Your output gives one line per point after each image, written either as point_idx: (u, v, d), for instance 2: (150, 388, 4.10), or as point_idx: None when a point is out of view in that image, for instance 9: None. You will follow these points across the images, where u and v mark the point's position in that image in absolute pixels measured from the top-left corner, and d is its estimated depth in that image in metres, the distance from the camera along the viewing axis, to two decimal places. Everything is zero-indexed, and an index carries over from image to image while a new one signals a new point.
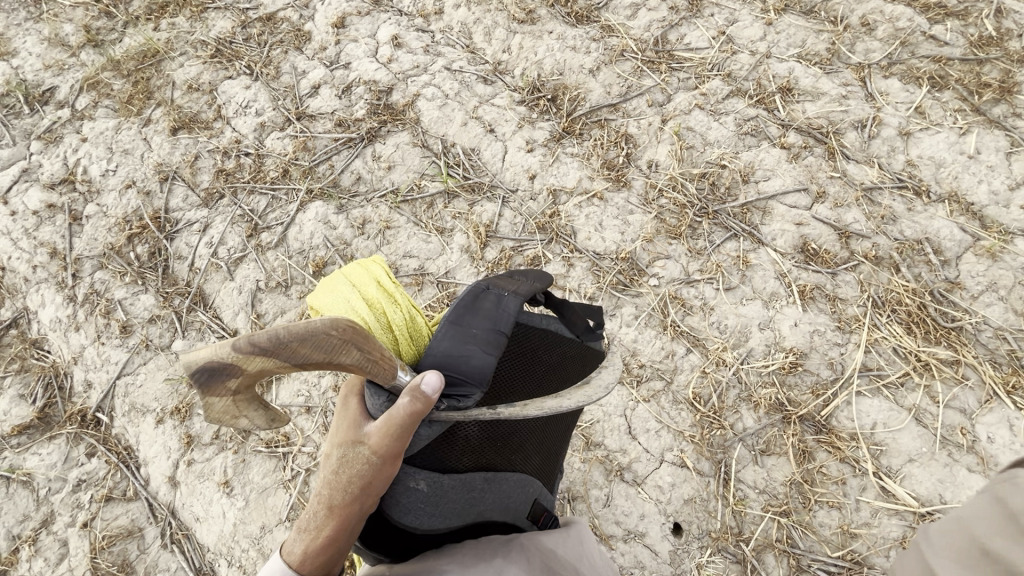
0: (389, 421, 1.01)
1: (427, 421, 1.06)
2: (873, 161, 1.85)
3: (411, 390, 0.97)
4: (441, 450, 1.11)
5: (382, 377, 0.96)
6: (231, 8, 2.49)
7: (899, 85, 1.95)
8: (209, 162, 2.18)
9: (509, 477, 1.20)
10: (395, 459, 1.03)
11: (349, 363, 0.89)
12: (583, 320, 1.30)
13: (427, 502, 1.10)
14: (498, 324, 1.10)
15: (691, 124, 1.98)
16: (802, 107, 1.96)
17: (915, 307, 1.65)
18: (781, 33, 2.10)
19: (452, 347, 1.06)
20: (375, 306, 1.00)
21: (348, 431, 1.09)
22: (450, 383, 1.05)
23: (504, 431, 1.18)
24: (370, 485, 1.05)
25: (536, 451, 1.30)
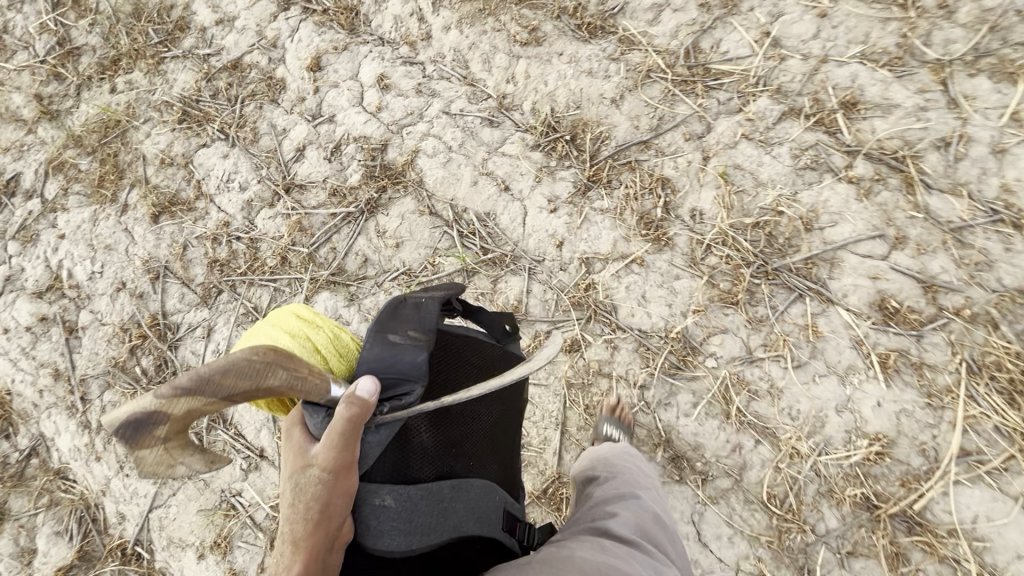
0: (332, 434, 0.97)
1: (374, 426, 1.03)
2: (961, 189, 1.57)
3: (346, 397, 0.97)
4: (399, 460, 1.10)
5: (317, 393, 0.96)
6: (191, 56, 2.20)
7: (988, 85, 1.63)
8: (199, 251, 1.98)
9: (475, 483, 1.15)
10: (348, 470, 0.99)
11: (277, 386, 0.90)
12: (501, 321, 1.37)
13: (401, 519, 1.04)
14: (424, 324, 1.14)
15: (739, 160, 1.69)
16: (869, 125, 1.66)
17: (1020, 373, 1.44)
18: (838, 27, 1.75)
19: (382, 354, 1.06)
20: (297, 334, 1.05)
21: (296, 460, 1.01)
22: (387, 386, 1.05)
23: (453, 439, 1.19)
24: (329, 505, 0.98)
25: (490, 456, 1.27)
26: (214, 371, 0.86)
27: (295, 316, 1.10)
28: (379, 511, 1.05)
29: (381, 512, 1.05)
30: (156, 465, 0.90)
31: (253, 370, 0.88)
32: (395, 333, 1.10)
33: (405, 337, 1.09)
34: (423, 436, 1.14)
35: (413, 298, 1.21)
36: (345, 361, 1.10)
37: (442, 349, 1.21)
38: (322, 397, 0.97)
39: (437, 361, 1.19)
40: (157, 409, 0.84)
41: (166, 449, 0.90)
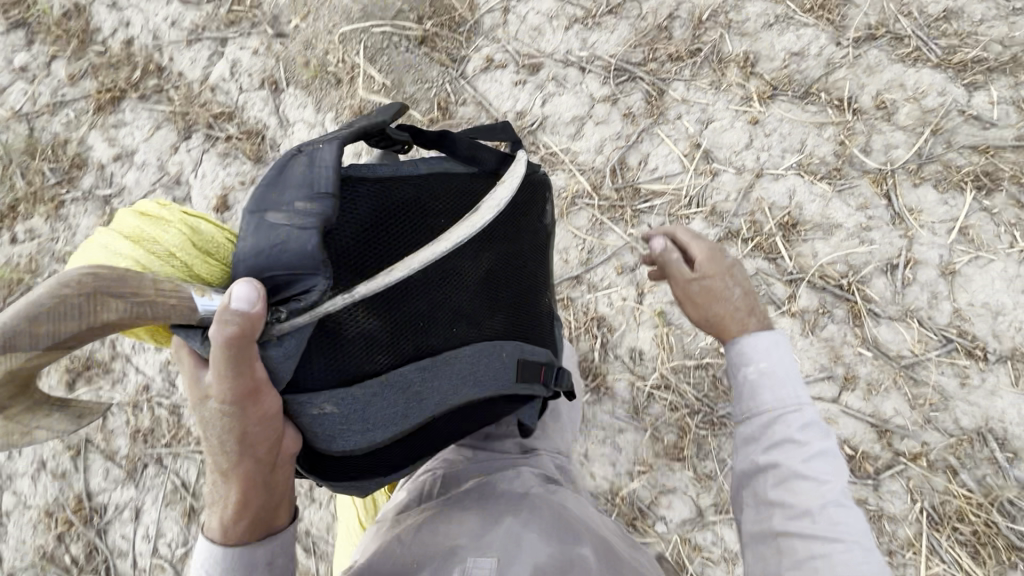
0: (217, 364, 0.81)
1: (273, 339, 0.86)
2: (911, 317, 1.46)
3: (218, 316, 0.79)
4: (331, 356, 0.90)
5: (177, 315, 0.78)
6: (92, 198, 2.05)
7: (934, 195, 1.51)
8: (120, 420, 1.85)
9: (464, 353, 1.03)
10: (248, 397, 0.83)
11: (116, 321, 0.74)
12: (472, 144, 1.05)
13: (353, 417, 0.93)
14: (316, 188, 0.86)
15: (675, 296, 1.57)
16: (811, 249, 1.53)
17: (982, 525, 1.36)
18: (772, 134, 1.62)
19: (266, 240, 0.85)
20: (140, 240, 0.79)
21: (195, 396, 0.86)
22: (285, 283, 0.86)
23: (415, 311, 0.97)
24: (245, 434, 0.85)
25: (496, 310, 1.10)
26: (18, 322, 0.70)
27: (135, 213, 0.82)
28: (322, 419, 0.91)
29: (323, 420, 0.91)
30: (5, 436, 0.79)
31: (74, 309, 0.72)
32: (279, 210, 0.86)
33: (293, 211, 0.85)
34: (365, 321, 0.92)
35: (305, 148, 0.91)
36: (218, 259, 0.86)
37: (381, 206, 0.95)
38: (189, 317, 0.78)
39: (367, 222, 0.92)
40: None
41: (11, 417, 0.78)
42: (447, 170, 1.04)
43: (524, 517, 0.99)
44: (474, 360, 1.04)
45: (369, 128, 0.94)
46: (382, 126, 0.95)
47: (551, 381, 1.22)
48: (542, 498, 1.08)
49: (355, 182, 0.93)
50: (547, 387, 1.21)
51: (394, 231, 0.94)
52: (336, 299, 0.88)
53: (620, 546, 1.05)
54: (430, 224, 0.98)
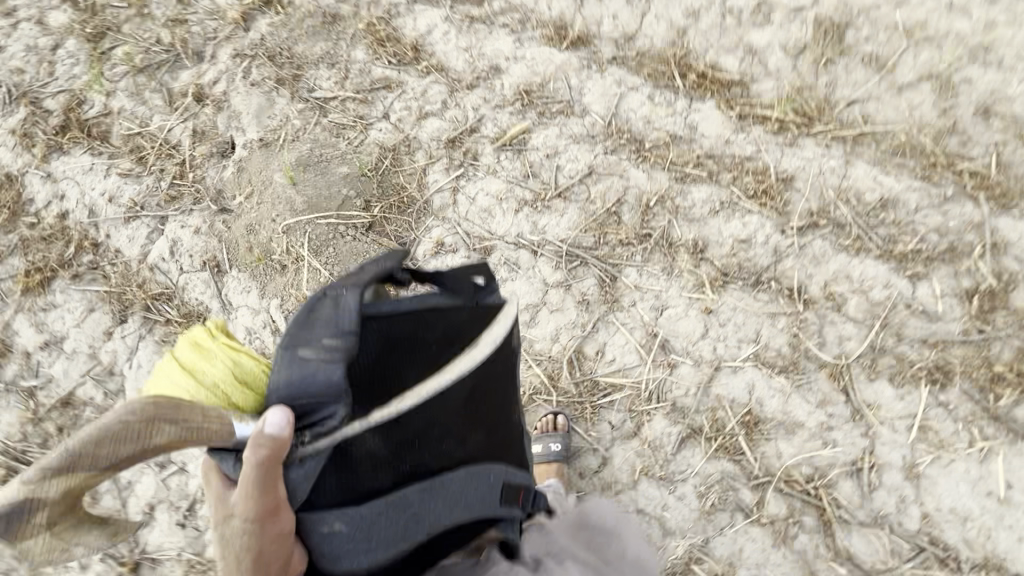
0: (249, 482, 0.97)
1: (298, 460, 1.01)
2: (880, 523, 1.43)
3: (255, 438, 0.94)
4: (344, 473, 1.04)
5: (219, 438, 0.93)
6: (14, 390, 1.91)
7: (891, 391, 1.50)
8: None
9: (452, 476, 1.10)
10: (273, 511, 0.99)
11: (162, 441, 0.88)
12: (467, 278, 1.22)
13: (357, 538, 1.03)
14: (341, 326, 1.03)
15: (642, 503, 1.55)
16: (774, 448, 1.50)
17: None
18: (726, 324, 1.61)
19: (291, 373, 1.01)
20: (194, 372, 0.98)
21: (221, 510, 1.05)
22: (311, 407, 1.02)
23: (415, 429, 1.08)
24: (260, 553, 1.00)
25: (478, 429, 1.18)
26: (85, 446, 0.87)
27: (194, 343, 1.01)
28: (332, 537, 1.03)
29: (333, 538, 1.03)
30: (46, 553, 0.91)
31: (132, 430, 0.87)
32: (308, 344, 1.02)
33: (320, 347, 1.02)
34: (369, 441, 1.04)
35: (329, 290, 1.10)
36: (253, 388, 1.02)
37: (382, 338, 1.10)
38: (226, 441, 0.94)
39: (375, 353, 1.09)
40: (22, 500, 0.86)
41: (56, 533, 0.91)
42: (444, 302, 1.18)
43: None
44: (463, 485, 1.11)
45: (386, 270, 1.15)
46: (395, 269, 1.17)
47: (530, 502, 1.24)
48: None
49: (378, 318, 1.11)
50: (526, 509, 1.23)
51: (401, 362, 1.10)
52: (347, 424, 1.02)
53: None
54: (424, 355, 1.13)
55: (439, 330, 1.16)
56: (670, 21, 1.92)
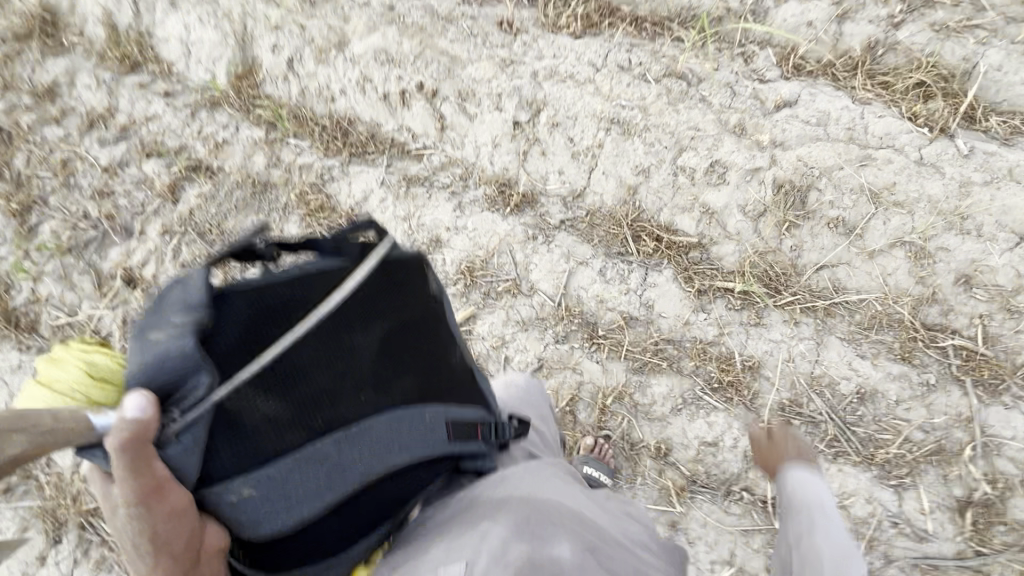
0: (115, 475, 0.69)
1: (170, 438, 0.73)
2: None
3: (116, 428, 0.67)
4: (233, 441, 0.78)
5: (76, 442, 0.67)
6: None
7: None
8: None
9: (383, 418, 0.86)
10: (156, 490, 0.70)
11: (20, 454, 0.65)
12: (343, 239, 0.92)
13: (274, 498, 0.79)
14: (190, 304, 0.78)
15: None
16: None
17: None
18: (697, 541, 1.52)
19: (143, 360, 0.75)
20: (52, 384, 0.72)
21: (106, 501, 0.72)
22: (172, 374, 0.74)
23: (319, 388, 0.83)
24: (157, 533, 0.71)
25: (419, 394, 0.91)
26: None
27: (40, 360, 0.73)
28: (240, 508, 0.78)
29: (243, 507, 0.78)
30: None
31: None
32: (158, 327, 0.76)
33: (166, 331, 0.76)
34: (263, 404, 0.79)
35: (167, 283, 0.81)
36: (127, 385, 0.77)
37: (236, 297, 0.81)
38: (87, 439, 0.67)
39: (241, 314, 0.81)
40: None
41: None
42: (327, 266, 0.90)
43: (487, 515, 0.88)
44: (414, 438, 0.89)
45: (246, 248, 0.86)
46: (257, 246, 0.88)
47: (492, 436, 1.01)
48: (536, 501, 0.92)
49: (220, 298, 0.80)
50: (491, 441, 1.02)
51: (274, 318, 0.82)
52: (222, 390, 0.77)
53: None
54: (294, 312, 0.84)
55: (309, 290, 0.86)
56: (620, 178, 1.77)
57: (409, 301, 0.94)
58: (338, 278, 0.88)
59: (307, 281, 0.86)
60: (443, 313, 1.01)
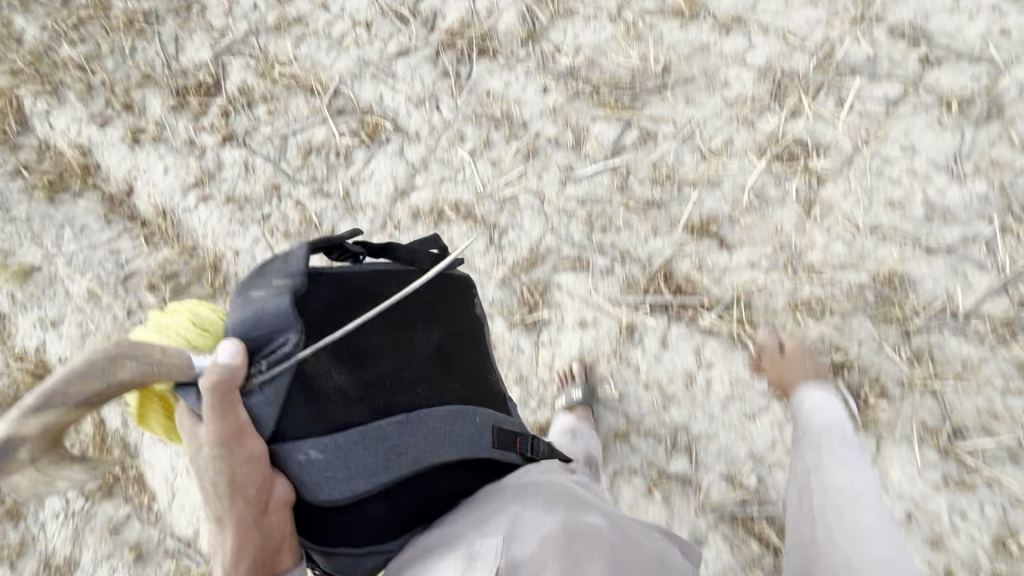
0: (207, 411, 1.03)
1: (256, 388, 1.08)
2: None
3: (211, 369, 1.03)
4: (314, 405, 1.13)
5: (179, 371, 1.03)
6: None
7: None
8: None
9: (436, 413, 1.24)
10: (240, 432, 1.04)
11: (130, 377, 0.98)
12: (422, 253, 1.40)
13: (337, 468, 1.11)
14: (289, 271, 1.15)
15: None
16: None
17: None
18: None
19: (248, 310, 1.12)
20: (159, 327, 1.10)
21: (192, 444, 1.07)
22: (264, 340, 1.11)
23: (382, 372, 1.24)
24: (234, 475, 1.04)
25: (421, 382, 1.27)
26: (55, 386, 0.97)
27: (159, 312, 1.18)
28: (308, 466, 1.10)
29: (309, 467, 1.10)
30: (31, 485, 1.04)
31: (98, 367, 0.97)
32: (260, 287, 1.15)
33: (269, 288, 1.15)
34: (337, 377, 1.18)
35: (279, 255, 1.21)
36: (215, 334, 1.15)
37: (341, 287, 1.27)
38: (188, 371, 1.04)
39: (331, 297, 1.24)
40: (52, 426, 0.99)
41: (41, 468, 1.03)
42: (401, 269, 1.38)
43: (527, 499, 1.17)
44: (443, 419, 1.24)
45: (330, 240, 1.26)
46: (341, 239, 1.27)
47: (528, 449, 1.36)
48: (545, 484, 1.23)
49: (322, 279, 1.24)
50: (525, 453, 1.35)
51: (352, 303, 1.26)
52: (303, 350, 1.12)
53: (649, 534, 1.26)
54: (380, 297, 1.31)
55: (397, 288, 1.34)
56: None
57: (464, 304, 1.48)
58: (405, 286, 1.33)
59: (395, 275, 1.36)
60: (482, 319, 1.55)
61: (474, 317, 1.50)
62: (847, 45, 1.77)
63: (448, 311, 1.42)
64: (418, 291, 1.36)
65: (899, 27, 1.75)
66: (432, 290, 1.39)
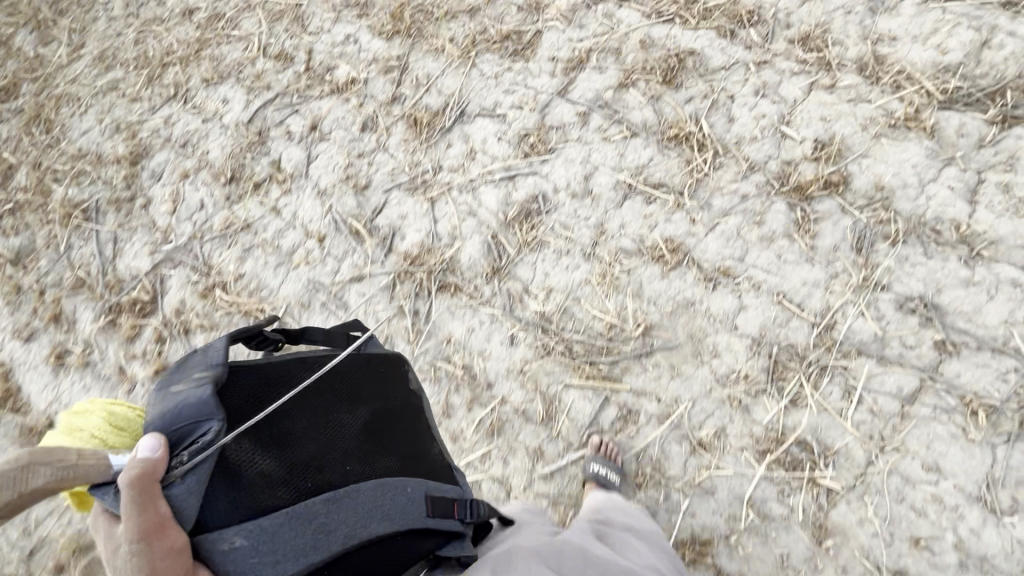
0: (123, 508, 0.84)
1: (176, 477, 0.89)
2: None
3: (130, 464, 0.86)
4: (234, 484, 0.92)
5: (98, 471, 0.85)
6: None
7: None
8: None
9: (363, 487, 1.01)
10: (160, 525, 0.84)
11: (43, 486, 0.79)
12: (337, 332, 1.28)
13: (263, 551, 0.89)
14: (209, 362, 1.02)
15: None
16: None
17: None
18: None
19: (163, 408, 0.96)
20: (71, 430, 0.92)
21: (108, 548, 0.85)
22: (184, 434, 0.93)
23: (309, 455, 1.01)
24: (152, 573, 0.81)
25: (354, 461, 1.05)
26: None
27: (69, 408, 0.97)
28: (232, 555, 0.88)
29: (233, 556, 0.88)
30: None
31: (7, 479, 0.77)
32: (178, 381, 1.00)
33: (187, 382, 0.99)
34: (260, 462, 0.96)
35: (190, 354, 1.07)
36: (133, 432, 0.97)
37: (261, 372, 1.08)
38: (107, 474, 0.86)
39: (253, 384, 1.05)
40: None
41: None
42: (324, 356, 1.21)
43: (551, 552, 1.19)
44: (373, 494, 1.01)
45: (247, 333, 1.13)
46: (257, 331, 1.15)
47: (467, 515, 1.15)
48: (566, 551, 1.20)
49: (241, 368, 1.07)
50: (466, 522, 1.16)
51: (285, 385, 1.07)
52: (225, 437, 0.93)
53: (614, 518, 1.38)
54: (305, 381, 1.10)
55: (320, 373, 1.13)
56: None
57: (402, 386, 1.28)
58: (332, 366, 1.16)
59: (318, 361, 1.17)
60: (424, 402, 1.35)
61: (410, 395, 1.29)
62: (852, 319, 1.56)
63: (381, 387, 1.21)
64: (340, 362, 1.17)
65: (907, 299, 1.55)
66: (358, 367, 1.19)
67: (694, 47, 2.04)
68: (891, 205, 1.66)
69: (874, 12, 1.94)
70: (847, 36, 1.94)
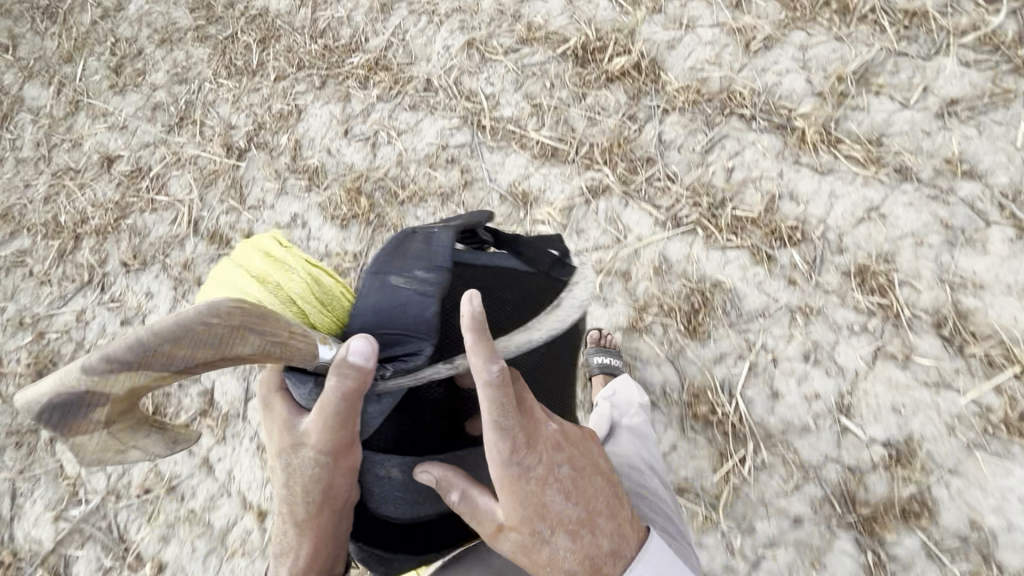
0: (328, 416, 0.98)
1: (376, 396, 1.02)
2: None
3: (338, 365, 0.91)
4: (403, 411, 1.10)
5: (304, 357, 0.92)
6: None
7: None
8: None
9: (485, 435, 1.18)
10: (345, 449, 1.03)
11: (247, 351, 0.83)
12: (543, 251, 1.25)
13: (402, 487, 1.15)
14: (435, 260, 1.03)
15: None
16: None
17: None
18: None
19: (386, 295, 1.01)
20: (267, 280, 0.97)
21: (290, 441, 1.05)
22: (394, 342, 1.00)
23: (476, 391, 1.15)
24: (331, 484, 1.07)
25: None
26: (162, 343, 0.76)
27: (263, 256, 1.01)
28: (385, 479, 1.15)
29: (384, 481, 1.15)
30: (101, 452, 0.85)
31: (215, 336, 0.79)
32: (402, 274, 1.00)
33: (412, 278, 1.01)
34: (435, 389, 1.11)
35: (425, 230, 1.10)
36: (328, 303, 1.02)
37: (462, 281, 1.15)
38: (312, 362, 0.93)
39: (465, 285, 1.15)
40: (96, 391, 0.77)
41: (116, 433, 0.85)
42: (524, 268, 1.22)
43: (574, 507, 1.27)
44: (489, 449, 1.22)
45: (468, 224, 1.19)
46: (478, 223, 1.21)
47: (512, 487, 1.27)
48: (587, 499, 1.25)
49: (463, 262, 1.15)
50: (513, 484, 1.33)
51: (484, 301, 1.15)
52: (434, 362, 1.01)
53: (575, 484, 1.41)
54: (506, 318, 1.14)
55: (512, 293, 1.18)
56: None
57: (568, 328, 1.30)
58: (518, 276, 1.20)
59: (514, 275, 1.20)
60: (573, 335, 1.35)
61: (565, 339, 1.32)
62: None
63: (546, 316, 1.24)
64: (528, 284, 1.21)
65: None
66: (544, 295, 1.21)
67: (721, 279, 1.62)
68: (992, 553, 1.29)
69: (952, 245, 1.53)
70: (919, 275, 1.53)
